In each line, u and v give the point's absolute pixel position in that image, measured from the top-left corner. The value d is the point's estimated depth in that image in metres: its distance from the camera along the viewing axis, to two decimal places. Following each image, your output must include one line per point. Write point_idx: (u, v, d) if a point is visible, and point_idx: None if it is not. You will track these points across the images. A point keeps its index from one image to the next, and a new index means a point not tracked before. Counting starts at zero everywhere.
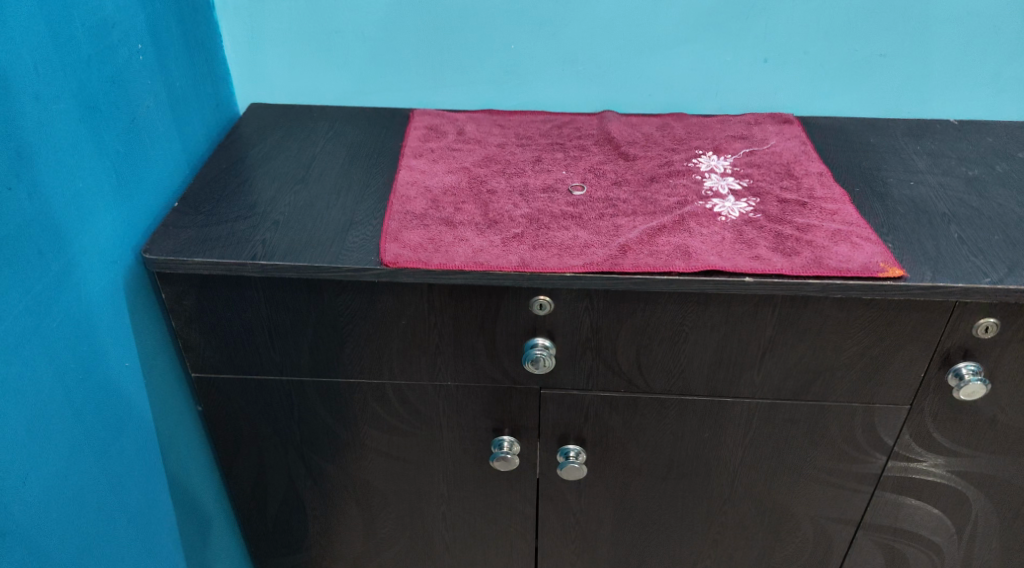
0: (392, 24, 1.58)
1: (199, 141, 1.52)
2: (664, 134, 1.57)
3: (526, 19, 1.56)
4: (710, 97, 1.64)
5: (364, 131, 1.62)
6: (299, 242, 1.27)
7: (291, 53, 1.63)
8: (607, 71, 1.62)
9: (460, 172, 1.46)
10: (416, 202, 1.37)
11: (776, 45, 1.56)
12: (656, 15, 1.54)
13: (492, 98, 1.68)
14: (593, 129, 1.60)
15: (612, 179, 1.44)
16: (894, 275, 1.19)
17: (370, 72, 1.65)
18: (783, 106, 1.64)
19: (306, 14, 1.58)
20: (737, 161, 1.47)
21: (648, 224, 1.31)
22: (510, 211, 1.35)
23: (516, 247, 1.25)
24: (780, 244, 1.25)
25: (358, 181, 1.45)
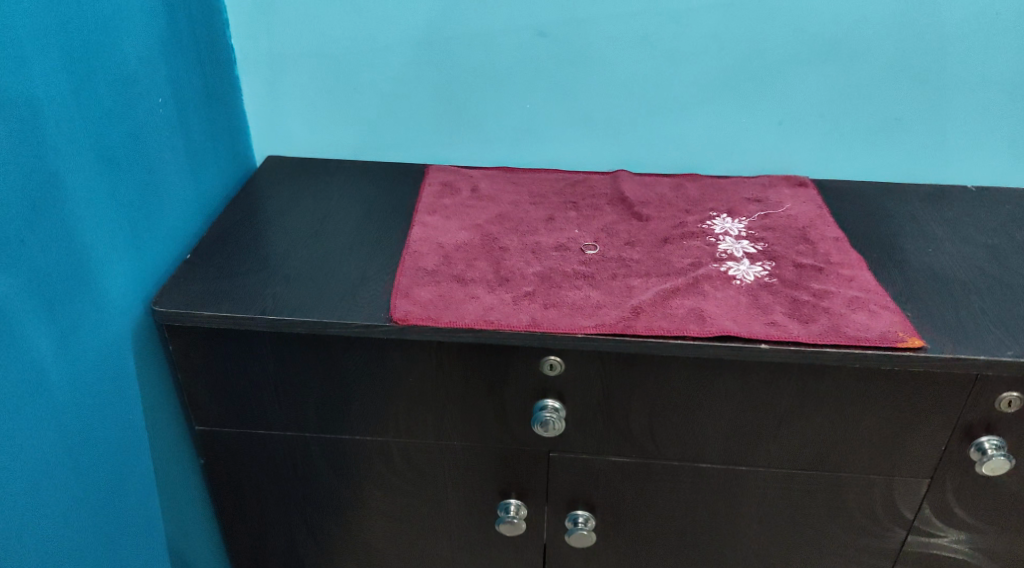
0: (410, 82, 1.60)
1: (215, 192, 1.53)
2: (678, 194, 1.56)
3: (542, 80, 1.58)
4: (725, 159, 1.64)
5: (378, 186, 1.62)
6: (309, 298, 1.27)
7: (309, 108, 1.65)
8: (622, 131, 1.62)
9: (473, 229, 1.45)
10: (427, 258, 1.36)
11: (791, 110, 1.56)
12: (671, 77, 1.55)
13: (506, 155, 1.68)
14: (607, 188, 1.59)
15: (625, 239, 1.43)
16: (914, 345, 1.17)
17: (386, 128, 1.66)
18: (798, 169, 1.64)
19: (326, 70, 1.60)
20: (752, 223, 1.46)
21: (662, 285, 1.29)
22: (523, 268, 1.34)
23: (528, 306, 1.24)
24: (796, 310, 1.23)
25: (369, 235, 1.45)
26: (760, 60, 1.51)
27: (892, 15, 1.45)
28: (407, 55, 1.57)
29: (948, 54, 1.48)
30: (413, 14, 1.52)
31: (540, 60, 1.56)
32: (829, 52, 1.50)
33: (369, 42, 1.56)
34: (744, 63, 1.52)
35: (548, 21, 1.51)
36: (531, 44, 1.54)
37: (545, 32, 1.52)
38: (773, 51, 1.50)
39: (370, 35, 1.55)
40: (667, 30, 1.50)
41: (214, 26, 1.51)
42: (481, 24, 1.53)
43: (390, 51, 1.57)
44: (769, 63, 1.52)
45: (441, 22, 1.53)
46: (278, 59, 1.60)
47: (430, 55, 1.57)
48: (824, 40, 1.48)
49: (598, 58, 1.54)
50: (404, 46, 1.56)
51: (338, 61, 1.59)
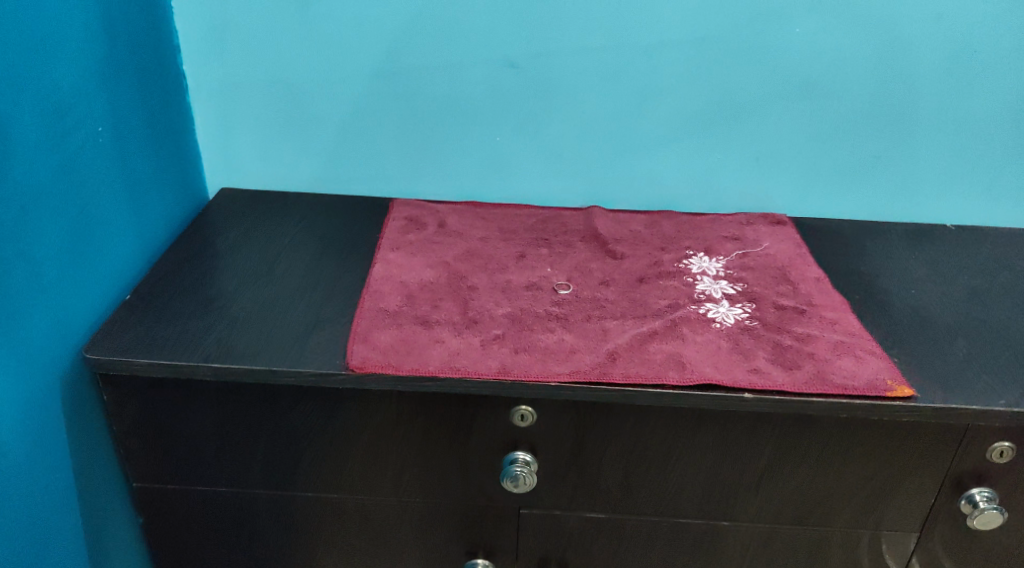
0: (371, 114, 1.53)
1: (160, 228, 1.44)
2: (652, 232, 1.50)
3: (511, 113, 1.51)
4: (700, 196, 1.58)
5: (338, 221, 1.54)
6: (257, 344, 1.18)
7: (264, 139, 1.57)
8: (594, 167, 1.56)
9: (439, 266, 1.37)
10: (389, 299, 1.27)
11: (767, 146, 1.52)
12: (644, 112, 1.50)
13: (474, 190, 1.61)
14: (579, 224, 1.53)
15: (599, 278, 1.36)
16: (903, 394, 1.11)
17: (346, 161, 1.58)
18: (775, 207, 1.59)
19: (283, 99, 1.52)
20: (730, 262, 1.40)
21: (638, 328, 1.22)
22: (491, 309, 1.26)
23: (496, 351, 1.16)
24: (780, 356, 1.17)
25: (327, 275, 1.36)
26: (735, 95, 1.47)
27: (869, 51, 1.42)
28: (368, 86, 1.50)
29: (926, 94, 1.45)
30: (374, 42, 1.45)
31: (508, 93, 1.49)
32: (805, 89, 1.45)
33: (327, 71, 1.49)
34: (719, 98, 1.47)
35: (516, 52, 1.45)
36: (499, 76, 1.48)
37: (513, 64, 1.46)
38: (749, 87, 1.46)
39: (329, 63, 1.48)
40: (640, 63, 1.45)
41: (162, 53, 1.43)
42: (446, 55, 1.46)
43: (350, 80, 1.49)
44: (744, 98, 1.47)
45: (404, 51, 1.46)
46: (230, 87, 1.51)
47: (393, 86, 1.49)
48: (800, 75, 1.44)
49: (568, 92, 1.48)
50: (365, 75, 1.49)
51: (295, 90, 1.51)
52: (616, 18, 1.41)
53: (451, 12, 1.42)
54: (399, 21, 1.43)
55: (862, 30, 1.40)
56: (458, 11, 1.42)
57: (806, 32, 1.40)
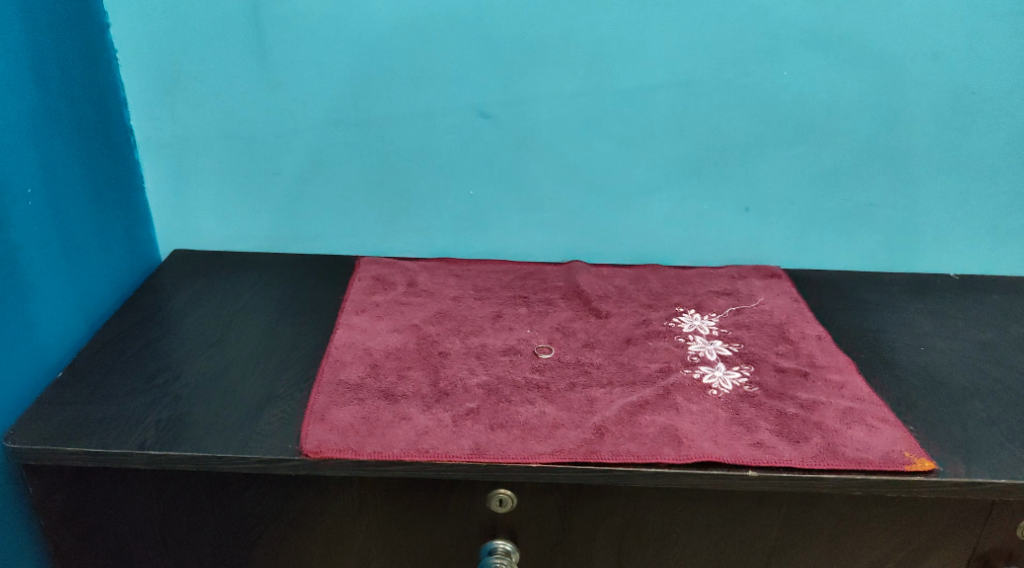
0: (335, 169, 1.42)
1: (103, 294, 1.31)
2: (638, 287, 1.39)
3: (485, 165, 1.42)
4: (688, 248, 1.48)
5: (298, 281, 1.42)
6: (201, 427, 1.05)
7: (221, 197, 1.46)
8: (575, 220, 1.46)
9: (408, 330, 1.25)
10: (351, 370, 1.15)
11: (758, 195, 1.42)
12: (627, 160, 1.40)
13: (448, 246, 1.50)
14: (559, 280, 1.42)
15: (583, 339, 1.24)
16: (925, 468, 1.00)
17: (309, 217, 1.47)
18: (769, 258, 1.49)
19: (240, 154, 1.42)
20: (724, 320, 1.30)
21: (627, 397, 1.10)
22: (464, 378, 1.14)
23: (470, 428, 1.04)
24: (784, 427, 1.06)
25: (284, 342, 1.24)
26: (722, 142, 1.38)
27: (862, 92, 1.34)
28: (331, 138, 1.40)
29: (922, 137, 1.37)
30: (336, 91, 1.36)
31: (482, 144, 1.40)
32: (797, 133, 1.37)
33: (287, 124, 1.39)
34: (705, 144, 1.39)
35: (489, 100, 1.36)
36: (472, 126, 1.38)
37: (486, 113, 1.37)
38: (736, 133, 1.37)
39: (289, 115, 1.38)
40: (620, 109, 1.36)
41: (106, 107, 1.32)
42: (413, 105, 1.37)
43: (312, 133, 1.39)
44: (731, 144, 1.38)
45: (368, 101, 1.36)
46: (182, 141, 1.41)
47: (358, 138, 1.40)
48: (791, 119, 1.36)
49: (545, 141, 1.39)
50: (327, 127, 1.39)
51: (253, 145, 1.41)
52: (594, 63, 1.33)
53: (417, 59, 1.33)
54: (362, 69, 1.34)
55: (854, 71, 1.32)
56: (425, 57, 1.33)
57: (796, 74, 1.33)
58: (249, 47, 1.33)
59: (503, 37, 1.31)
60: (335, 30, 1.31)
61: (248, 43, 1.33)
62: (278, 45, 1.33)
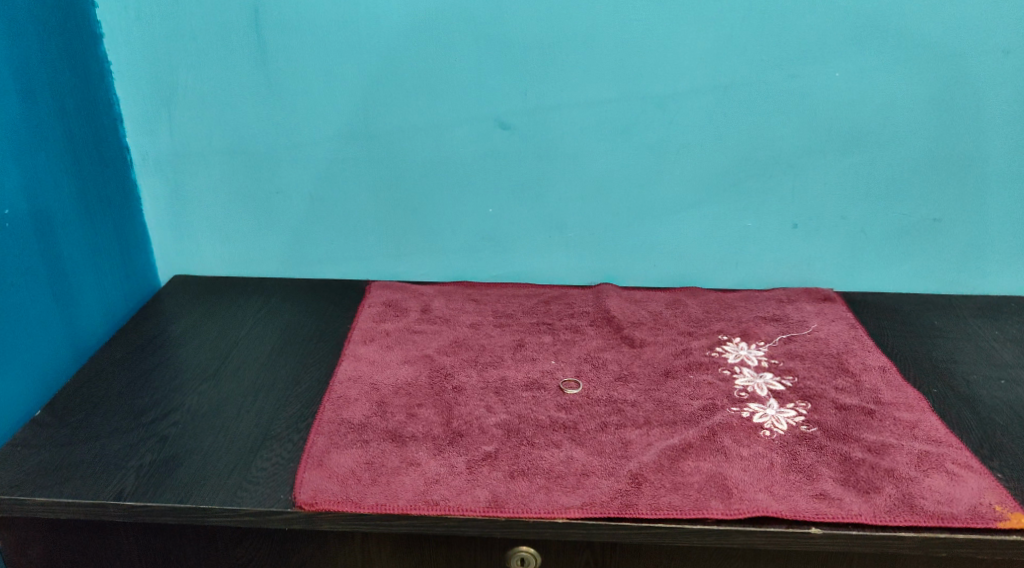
0: (344, 187, 1.31)
1: (93, 322, 1.21)
2: (676, 313, 1.26)
3: (505, 179, 1.30)
4: (730, 269, 1.35)
5: (304, 307, 1.31)
6: (186, 474, 0.93)
7: (222, 218, 1.35)
8: (604, 239, 1.33)
9: (420, 362, 1.13)
10: (355, 408, 1.03)
11: (808, 210, 1.29)
12: (661, 174, 1.27)
13: (466, 269, 1.38)
14: (588, 305, 1.29)
15: (615, 371, 1.11)
16: (1021, 525, 0.85)
17: (316, 238, 1.36)
18: (819, 280, 1.35)
19: (241, 171, 1.31)
20: (773, 349, 1.16)
21: (667, 439, 0.97)
22: (482, 417, 1.01)
23: (487, 476, 0.91)
24: (850, 475, 0.92)
25: (284, 374, 1.12)
26: (768, 151, 1.25)
27: (925, 94, 1.20)
28: (340, 152, 1.29)
29: (993, 143, 1.22)
30: (344, 102, 1.25)
31: (503, 157, 1.28)
32: (852, 140, 1.23)
33: (292, 138, 1.28)
34: (748, 154, 1.25)
35: (509, 109, 1.25)
36: (490, 138, 1.27)
37: (506, 123, 1.26)
38: (783, 141, 1.24)
39: (293, 129, 1.28)
40: (653, 118, 1.24)
41: (99, 122, 1.23)
42: (428, 117, 1.26)
43: (320, 149, 1.29)
44: (778, 154, 1.25)
45: (379, 112, 1.26)
46: (182, 158, 1.31)
47: (368, 153, 1.29)
48: (845, 126, 1.23)
49: (571, 154, 1.27)
50: (335, 142, 1.28)
51: (257, 161, 1.31)
52: (624, 67, 1.21)
53: (432, 67, 1.22)
54: (372, 78, 1.23)
55: (916, 70, 1.19)
56: (440, 64, 1.22)
57: (850, 76, 1.19)
58: (251, 57, 1.23)
59: (524, 39, 1.19)
60: (343, 35, 1.21)
61: (251, 52, 1.23)
62: (281, 52, 1.22)
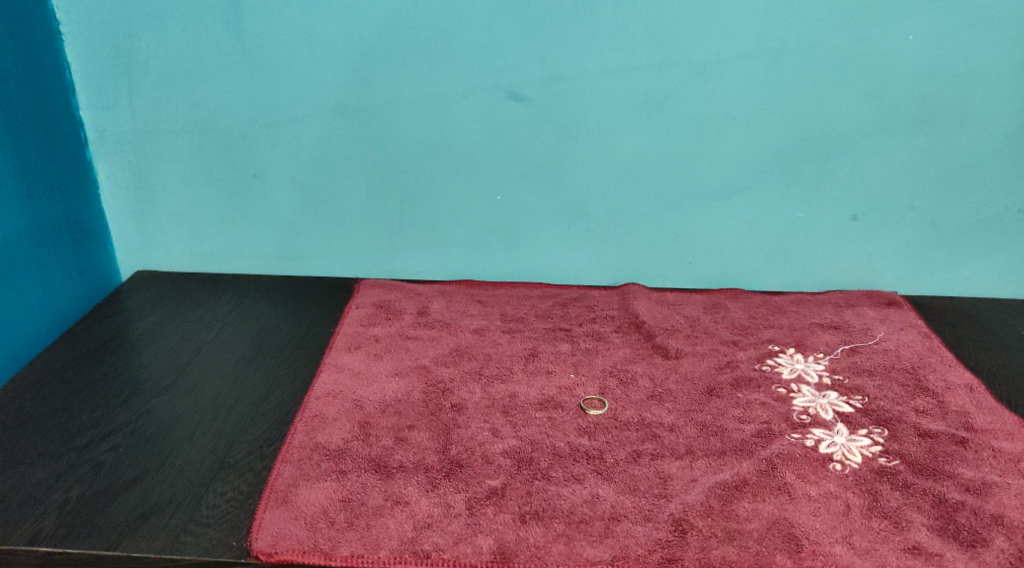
0: (332, 169, 1.14)
1: (36, 323, 1.03)
2: (716, 318, 1.07)
3: (517, 160, 1.12)
4: (777, 268, 1.16)
5: (282, 308, 1.13)
6: (119, 512, 0.75)
7: (191, 205, 1.18)
8: (630, 231, 1.15)
9: (414, 374, 0.95)
10: (333, 431, 0.85)
11: (872, 199, 1.10)
12: (700, 157, 1.09)
13: (470, 266, 1.20)
14: (612, 308, 1.11)
15: (647, 388, 0.92)
16: None
17: (298, 228, 1.18)
18: (881, 282, 1.16)
19: (212, 151, 1.14)
20: (836, 363, 0.97)
21: (715, 474, 0.78)
22: (486, 443, 0.83)
23: (492, 519, 0.72)
24: (950, 523, 0.73)
25: (252, 386, 0.94)
26: (827, 129, 1.06)
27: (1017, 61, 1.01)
28: (326, 128, 1.11)
29: None
30: (331, 69, 1.07)
31: (514, 136, 1.10)
32: (926, 116, 1.05)
33: (271, 111, 1.11)
34: (803, 133, 1.07)
35: (522, 78, 1.06)
36: (500, 113, 1.09)
37: (519, 95, 1.07)
38: (846, 117, 1.06)
39: (272, 101, 1.10)
40: (692, 89, 1.05)
41: (46, 89, 1.05)
42: (429, 88, 1.08)
43: (303, 124, 1.11)
44: (838, 133, 1.07)
45: (372, 82, 1.08)
46: (142, 135, 1.13)
47: (359, 130, 1.11)
48: (918, 99, 1.04)
49: (594, 131, 1.09)
50: (321, 116, 1.10)
51: (231, 139, 1.13)
52: (659, 29, 1.02)
53: (432, 28, 1.04)
54: (363, 41, 1.05)
55: (1008, 33, 1.00)
56: (442, 24, 1.04)
57: (929, 40, 1.01)
58: (221, 16, 1.05)
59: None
60: None
61: (220, 10, 1.05)
62: (257, 11, 1.05)
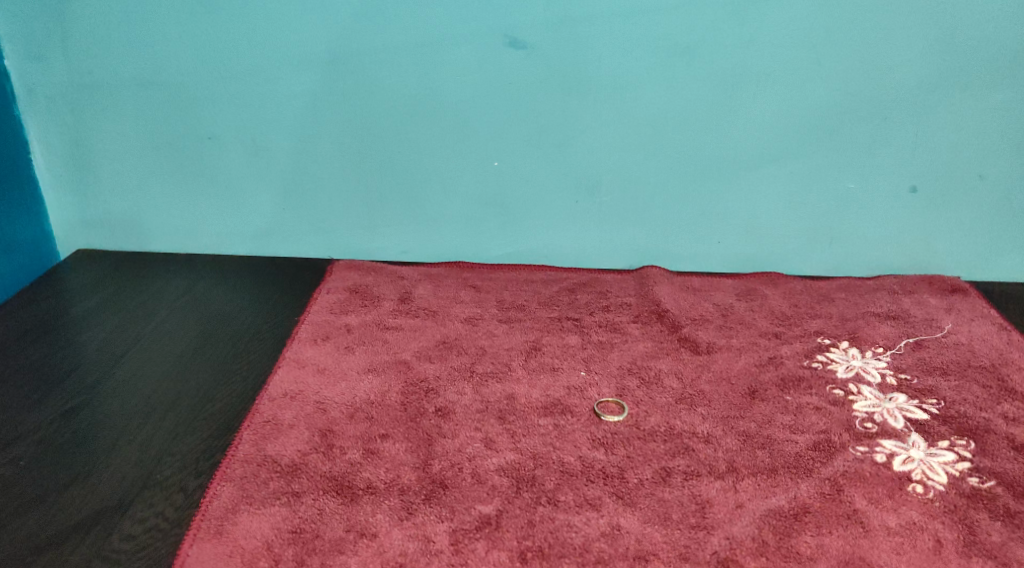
0: (293, 131, 1.03)
1: None
2: (754, 310, 0.96)
3: (517, 121, 1.01)
4: (814, 247, 1.08)
5: (240, 294, 0.99)
6: (4, 546, 0.60)
7: (136, 172, 1.06)
8: (651, 204, 1.06)
9: (391, 370, 0.82)
10: (287, 441, 0.71)
11: (921, 166, 1.01)
12: (731, 114, 0.99)
13: (465, 247, 1.10)
14: (629, 294, 1.00)
15: (675, 390, 0.80)
16: None
17: (266, 201, 1.07)
18: (927, 264, 1.08)
19: (156, 108, 1.02)
20: (898, 359, 0.86)
21: (765, 497, 0.65)
22: (479, 459, 0.69)
23: (483, 559, 0.59)
24: None
25: (196, 382, 0.80)
26: (885, 80, 0.96)
27: None
28: (300, 81, 0.99)
29: None
30: (314, 16, 0.96)
31: (511, 93, 0.99)
32: (1002, 70, 0.95)
33: (229, 65, 0.99)
34: (851, 87, 0.97)
35: (529, 22, 0.95)
36: (500, 61, 0.97)
37: (520, 41, 0.96)
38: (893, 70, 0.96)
39: (229, 53, 0.98)
40: (728, 34, 0.94)
41: None
42: (414, 35, 0.96)
43: (272, 81, 1.00)
44: (890, 88, 0.97)
45: (355, 28, 0.96)
46: (80, 89, 1.01)
47: (330, 89, 1.00)
48: (991, 48, 0.93)
49: (609, 85, 0.98)
50: (302, 73, 0.99)
51: (181, 94, 1.01)
52: None
53: None
54: None
55: None
56: None
57: None
58: None
59: None
60: None
61: None
62: None
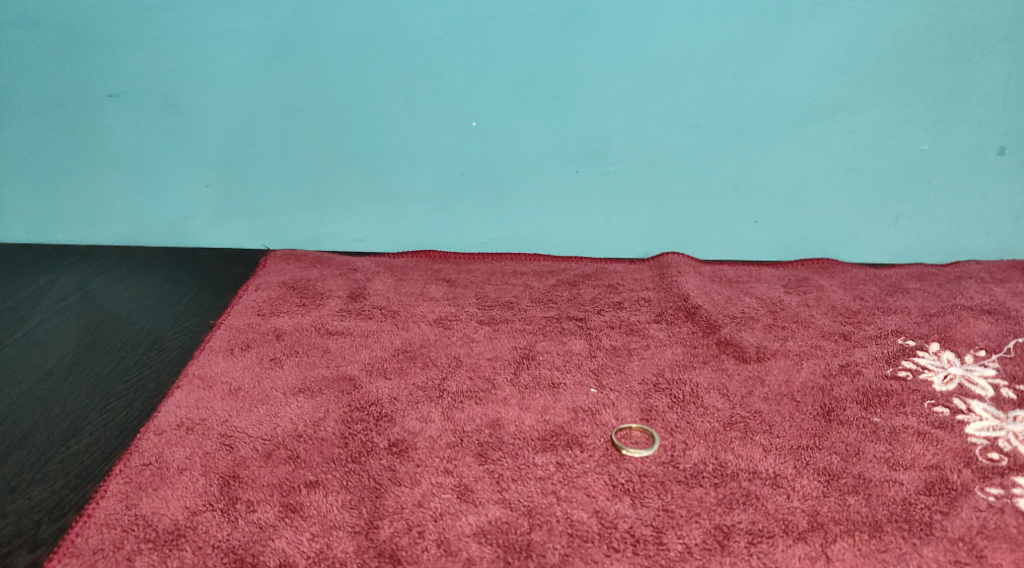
0: (201, 85, 1.24)
1: None
2: (821, 308, 1.10)
3: (544, 88, 1.21)
4: (787, 216, 1.29)
5: (126, 311, 1.13)
6: None
7: (74, 131, 1.28)
8: (659, 165, 1.25)
9: (326, 395, 0.89)
10: (173, 492, 0.75)
11: (921, 108, 1.19)
12: (761, 73, 1.18)
13: (445, 229, 1.33)
14: (646, 288, 1.15)
15: (721, 415, 0.86)
16: None
17: (239, 171, 1.30)
18: (940, 240, 1.30)
19: (81, 66, 1.24)
20: (1015, 364, 0.95)
21: (860, 549, 0.69)
22: (456, 526, 0.71)
23: None
24: None
25: (59, 400, 0.91)
26: (905, 53, 1.16)
27: None
28: (230, 18, 1.19)
29: None
30: None
31: (481, 24, 1.17)
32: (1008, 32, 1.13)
33: (159, 27, 1.20)
34: (848, 57, 1.16)
35: None
36: None
37: None
38: (970, 28, 1.13)
39: (160, 16, 1.20)
40: None
41: None
42: None
43: (202, 24, 1.20)
44: (886, 53, 1.16)
45: None
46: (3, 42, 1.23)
47: (266, 32, 1.19)
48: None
49: (626, 38, 1.16)
50: (236, 44, 1.20)
51: (92, 58, 1.23)
52: None
53: None
54: None
55: None
56: None
57: None
58: None
59: None
60: None
61: None
62: None
